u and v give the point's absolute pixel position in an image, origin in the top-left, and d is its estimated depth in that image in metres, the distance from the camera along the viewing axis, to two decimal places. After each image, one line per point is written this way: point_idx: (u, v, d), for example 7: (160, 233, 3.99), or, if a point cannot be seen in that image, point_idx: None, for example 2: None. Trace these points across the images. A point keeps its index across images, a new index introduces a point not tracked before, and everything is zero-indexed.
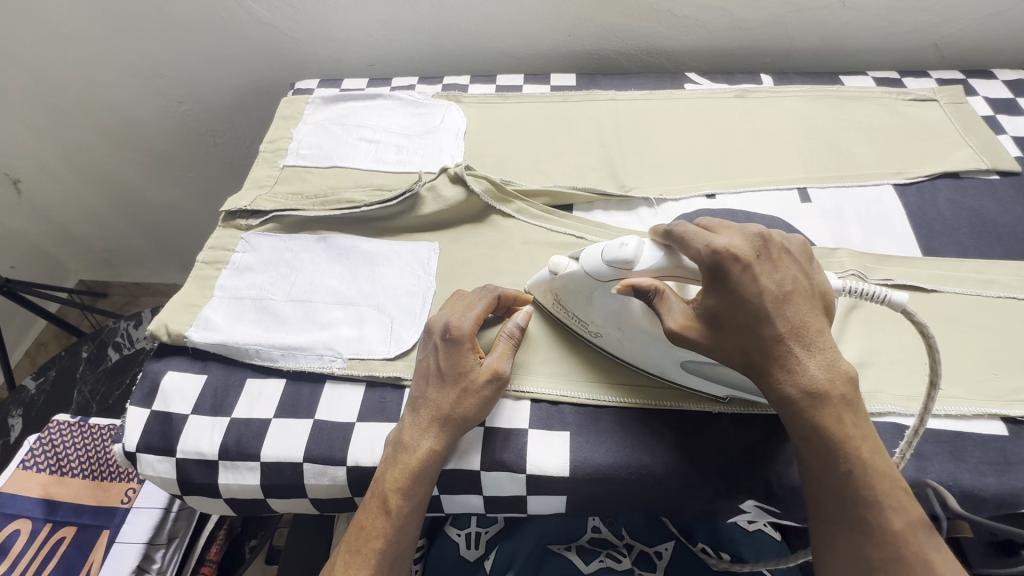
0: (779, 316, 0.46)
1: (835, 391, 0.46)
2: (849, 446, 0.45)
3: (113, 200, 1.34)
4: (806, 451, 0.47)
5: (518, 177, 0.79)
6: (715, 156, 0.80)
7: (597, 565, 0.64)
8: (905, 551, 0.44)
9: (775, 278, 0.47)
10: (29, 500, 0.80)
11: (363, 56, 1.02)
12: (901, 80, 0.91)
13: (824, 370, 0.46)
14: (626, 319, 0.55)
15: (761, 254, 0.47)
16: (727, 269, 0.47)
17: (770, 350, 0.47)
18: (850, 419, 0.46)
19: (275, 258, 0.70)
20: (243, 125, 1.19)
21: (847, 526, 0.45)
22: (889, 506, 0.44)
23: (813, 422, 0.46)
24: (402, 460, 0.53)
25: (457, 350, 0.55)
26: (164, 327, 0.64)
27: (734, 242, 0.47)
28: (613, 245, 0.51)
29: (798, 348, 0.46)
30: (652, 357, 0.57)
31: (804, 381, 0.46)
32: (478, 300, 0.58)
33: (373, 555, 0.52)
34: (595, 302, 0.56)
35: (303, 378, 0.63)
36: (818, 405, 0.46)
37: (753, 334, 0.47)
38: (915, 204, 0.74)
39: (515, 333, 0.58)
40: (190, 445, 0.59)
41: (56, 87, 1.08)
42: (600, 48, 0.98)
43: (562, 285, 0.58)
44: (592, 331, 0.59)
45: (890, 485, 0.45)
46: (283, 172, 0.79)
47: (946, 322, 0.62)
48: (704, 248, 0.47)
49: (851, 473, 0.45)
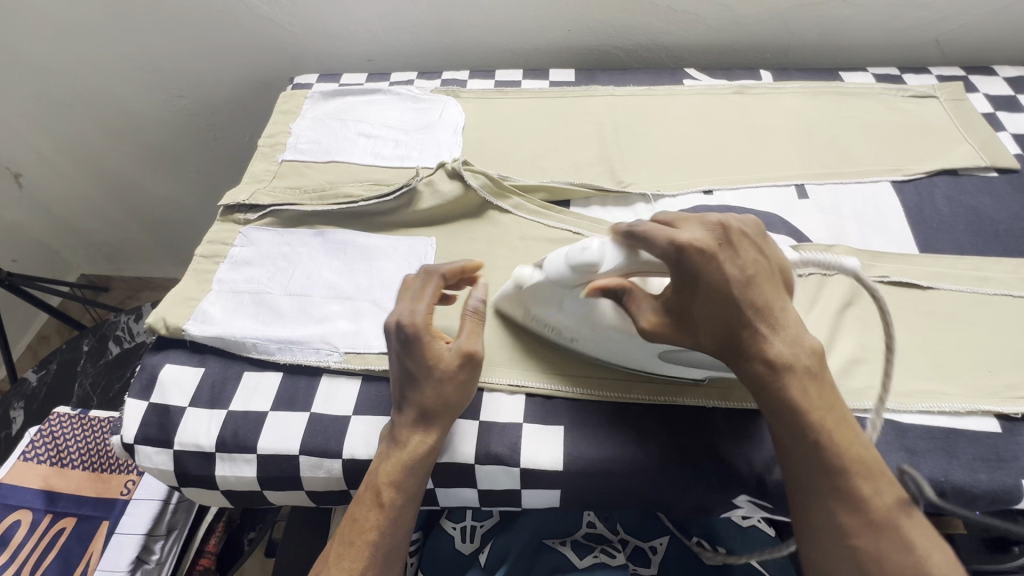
0: (744, 299, 0.46)
1: (799, 363, 0.46)
2: (815, 417, 0.46)
3: (113, 193, 1.34)
4: (776, 429, 0.47)
5: (516, 173, 0.79)
6: (712, 153, 0.80)
7: (590, 560, 0.64)
8: (874, 516, 0.44)
9: (738, 263, 0.46)
10: (30, 492, 0.80)
11: (363, 51, 1.02)
12: (901, 77, 0.90)
13: (788, 344, 0.46)
14: (597, 321, 0.55)
15: (723, 242, 0.46)
16: (692, 262, 0.45)
17: (738, 330, 0.46)
18: (814, 390, 0.46)
19: (273, 252, 0.71)
20: (243, 119, 1.19)
21: (816, 495, 0.45)
22: (859, 476, 0.45)
23: (781, 398, 0.46)
24: (396, 457, 0.54)
25: (418, 345, 0.54)
26: (162, 320, 0.65)
27: (698, 235, 0.45)
28: (575, 249, 0.51)
29: (763, 326, 0.46)
30: (628, 353, 0.57)
31: (769, 356, 0.46)
32: (426, 285, 0.56)
33: (367, 548, 0.52)
34: (565, 307, 0.56)
35: (299, 371, 0.63)
36: (782, 377, 0.46)
37: (720, 317, 0.46)
38: (914, 202, 0.74)
39: (479, 308, 0.56)
40: (187, 438, 0.60)
41: (56, 79, 1.09)
42: (600, 43, 0.98)
43: (531, 294, 0.58)
44: (567, 336, 0.59)
45: (858, 451, 0.45)
46: (281, 167, 0.79)
47: (940, 319, 0.62)
48: (669, 245, 0.45)
49: (819, 446, 0.45)
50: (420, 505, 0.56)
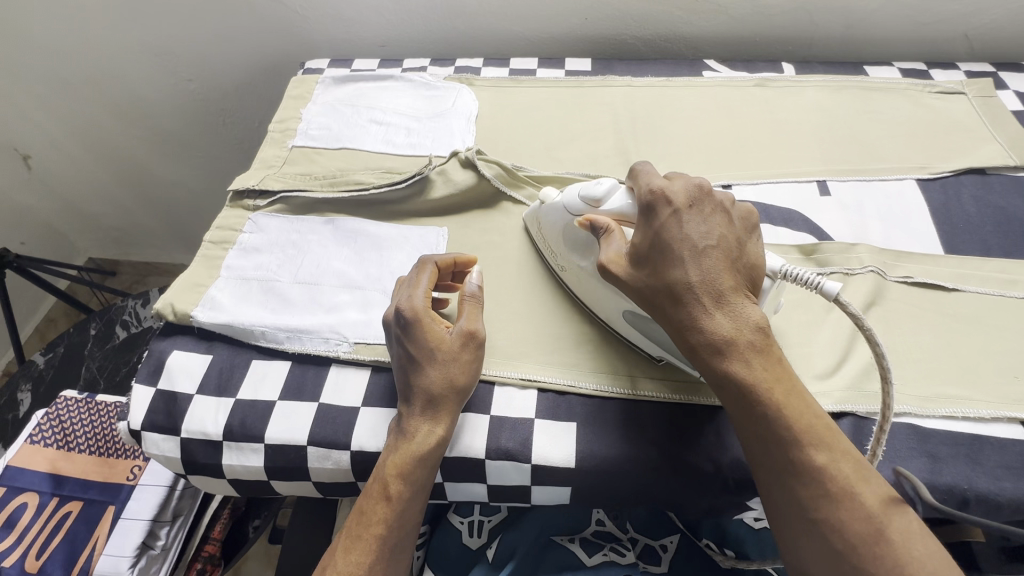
0: (696, 265, 0.46)
1: (744, 338, 0.45)
2: (761, 388, 0.45)
3: (121, 177, 1.34)
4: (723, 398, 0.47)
5: (530, 163, 0.77)
6: (731, 146, 0.78)
7: (599, 559, 0.63)
8: (830, 486, 0.43)
9: (701, 229, 0.47)
10: (36, 474, 0.80)
11: (375, 37, 1.00)
12: (928, 72, 0.87)
13: (733, 313, 0.46)
14: (585, 256, 0.58)
15: (691, 205, 0.48)
16: (657, 211, 0.49)
17: (683, 298, 0.46)
18: (762, 363, 0.45)
19: (282, 239, 0.70)
20: (253, 104, 1.18)
21: (767, 463, 0.45)
22: (807, 447, 0.44)
23: (722, 366, 0.45)
24: (405, 448, 0.52)
25: (418, 328, 0.54)
26: (170, 306, 0.64)
27: (670, 189, 0.49)
28: (590, 184, 0.56)
29: (709, 297, 0.46)
30: (602, 302, 0.59)
31: (713, 323, 0.45)
32: (420, 273, 0.57)
33: (373, 541, 0.52)
34: (563, 236, 0.60)
35: (308, 361, 0.62)
36: (725, 348, 0.45)
37: (668, 281, 0.47)
38: (939, 201, 0.72)
39: (477, 293, 0.57)
40: (194, 425, 0.59)
41: (65, 62, 1.08)
42: (617, 32, 0.96)
43: (544, 216, 0.63)
44: (559, 265, 0.63)
45: (809, 423, 0.45)
46: (292, 153, 0.78)
47: (965, 322, 0.60)
48: (646, 189, 0.50)
49: (763, 417, 0.45)
50: (428, 499, 0.55)
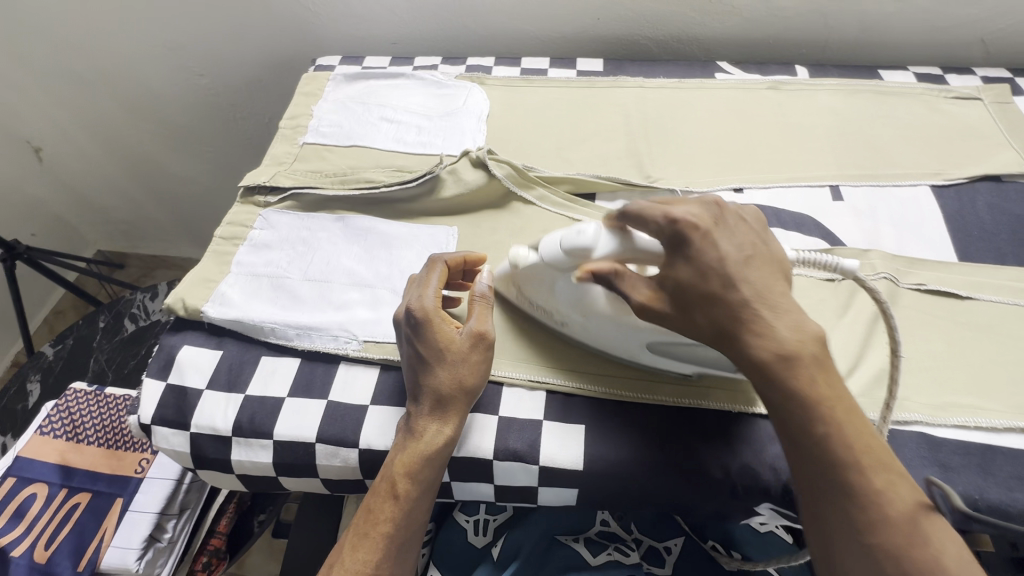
0: (744, 280, 0.44)
1: (807, 351, 0.43)
2: (823, 406, 0.42)
3: (131, 171, 1.34)
4: (783, 422, 0.44)
5: (541, 164, 0.77)
6: (743, 149, 0.77)
7: (603, 558, 0.63)
8: (895, 515, 0.40)
9: (735, 243, 0.45)
10: (46, 465, 0.81)
11: (387, 35, 1.00)
12: (943, 77, 0.86)
13: (791, 328, 0.43)
14: (588, 306, 0.54)
15: (719, 221, 0.46)
16: (687, 237, 0.44)
17: (739, 315, 0.43)
18: (823, 379, 0.43)
19: (293, 236, 0.70)
20: (263, 100, 1.18)
21: (827, 491, 0.42)
22: (871, 471, 0.41)
23: (788, 385, 0.43)
24: (413, 447, 0.52)
25: (429, 329, 0.53)
26: (181, 301, 0.64)
27: (692, 210, 0.45)
28: (571, 233, 0.49)
29: (767, 311, 0.43)
30: (620, 342, 0.56)
31: (776, 343, 0.43)
32: (429, 272, 0.56)
33: (379, 540, 0.51)
34: (557, 291, 0.55)
35: (317, 358, 0.62)
36: (789, 365, 0.42)
37: (723, 302, 0.43)
38: (953, 207, 0.71)
39: (486, 293, 0.57)
40: (203, 420, 0.59)
41: (78, 56, 1.09)
42: (629, 33, 0.95)
43: (525, 276, 0.56)
44: (559, 320, 0.58)
45: (869, 442, 0.42)
46: (302, 150, 0.78)
47: (978, 331, 0.60)
48: (663, 219, 0.45)
49: (826, 439, 0.42)
50: (435, 499, 0.55)
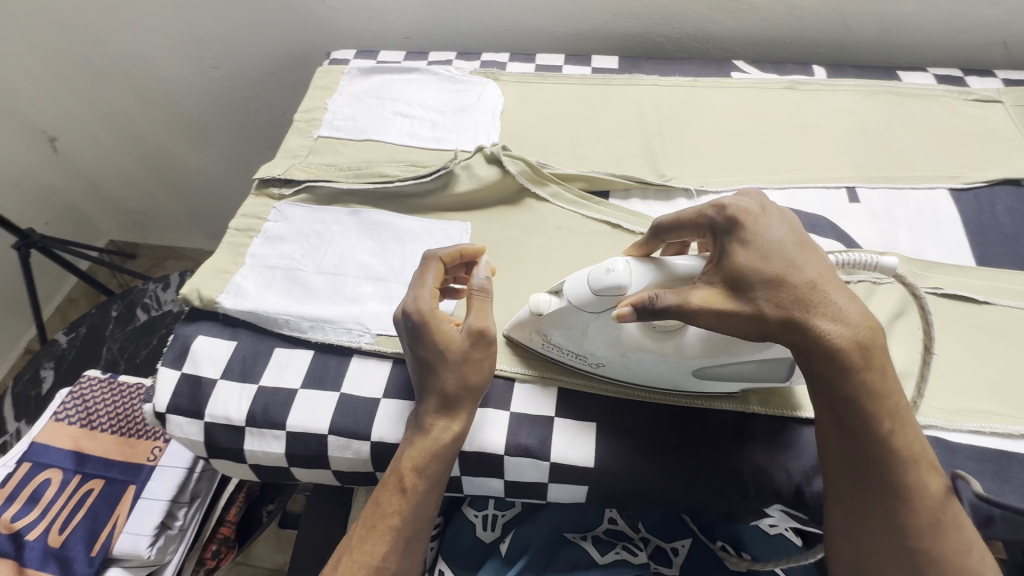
0: (809, 266, 0.43)
1: (877, 341, 0.43)
2: (890, 402, 0.43)
3: (145, 161, 1.35)
4: (852, 415, 0.43)
5: (555, 161, 0.77)
6: (758, 150, 0.77)
7: (612, 557, 0.63)
8: (937, 514, 0.43)
9: (790, 227, 0.45)
10: (60, 451, 0.82)
11: (401, 29, 1.00)
12: (963, 79, 0.85)
13: (860, 315, 0.42)
14: (626, 343, 0.52)
15: (769, 209, 0.46)
16: (742, 223, 0.45)
17: (812, 301, 0.42)
18: (889, 371, 0.43)
19: (307, 229, 0.70)
20: (276, 93, 1.18)
21: (884, 490, 0.43)
22: (923, 472, 0.43)
23: (862, 378, 0.42)
24: (421, 443, 0.53)
25: (428, 330, 0.53)
26: (196, 292, 0.65)
27: (743, 201, 0.47)
28: (599, 271, 0.48)
29: (840, 296, 0.42)
30: (663, 372, 0.54)
31: (849, 328, 0.42)
32: (425, 272, 0.56)
33: (387, 532, 0.52)
34: (590, 333, 0.53)
35: (330, 350, 0.63)
36: (865, 354, 0.42)
37: (792, 286, 0.43)
38: (971, 211, 0.70)
39: (485, 285, 0.54)
40: (217, 410, 0.60)
41: (94, 45, 1.09)
42: (645, 30, 0.94)
43: (551, 322, 0.54)
44: (593, 362, 0.56)
45: (921, 442, 0.44)
46: (317, 143, 0.78)
47: (995, 336, 0.59)
48: (717, 211, 0.47)
49: (891, 437, 0.43)
50: (443, 491, 0.55)
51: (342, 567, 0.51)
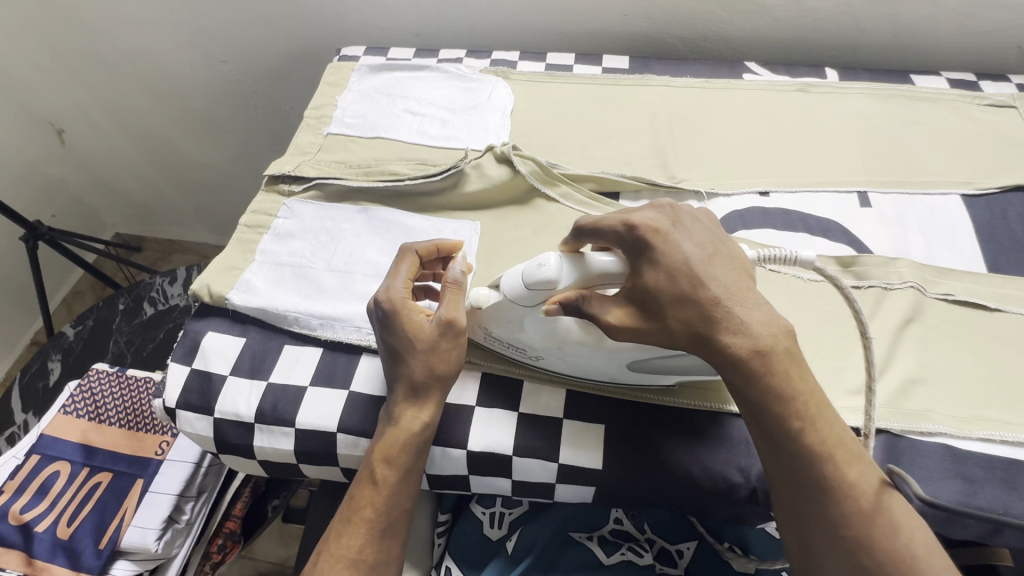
0: (711, 278, 0.44)
1: (779, 345, 0.43)
2: (795, 402, 0.44)
3: (151, 154, 1.35)
4: (759, 418, 0.45)
5: (565, 161, 0.77)
6: (770, 152, 0.76)
7: (617, 558, 0.64)
8: (864, 503, 0.43)
9: (695, 241, 0.46)
10: (68, 444, 0.82)
11: (411, 26, 1.00)
12: (977, 83, 0.85)
13: (763, 324, 0.43)
14: (560, 337, 0.52)
15: (676, 224, 0.47)
16: (649, 243, 0.45)
17: (712, 315, 0.43)
18: (794, 370, 0.44)
19: (316, 226, 0.70)
20: (285, 88, 1.18)
21: (804, 484, 0.44)
22: (841, 464, 0.44)
23: (764, 380, 0.43)
24: (390, 434, 0.53)
25: (397, 319, 0.53)
26: (206, 288, 0.65)
27: (650, 216, 0.47)
28: (532, 266, 0.48)
29: (738, 307, 0.43)
30: (599, 365, 0.55)
31: (750, 338, 0.43)
32: (400, 263, 0.56)
33: (363, 525, 0.51)
34: (526, 327, 0.53)
35: (340, 348, 0.63)
36: (766, 359, 0.43)
37: (694, 303, 0.43)
38: (984, 217, 0.70)
39: (460, 279, 0.54)
40: (227, 406, 0.60)
41: (102, 38, 1.09)
42: (657, 30, 0.94)
43: (487, 317, 0.54)
44: (532, 354, 0.56)
45: (838, 436, 0.44)
46: (327, 140, 0.78)
47: (1006, 344, 0.59)
48: (622, 227, 0.46)
49: (800, 434, 0.44)
50: (418, 484, 0.55)
51: (321, 564, 0.51)
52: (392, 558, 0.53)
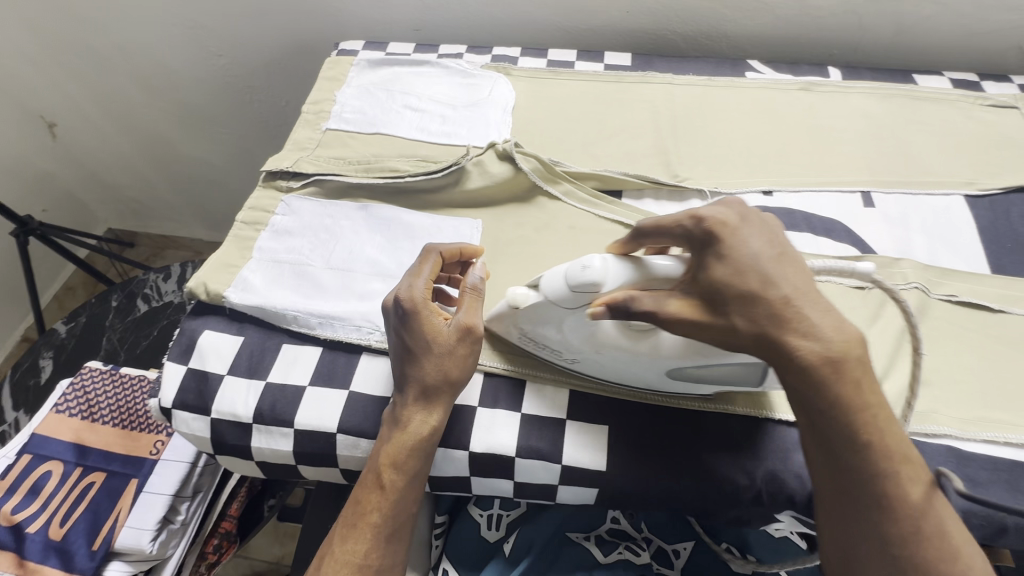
0: (783, 278, 0.42)
1: (852, 355, 0.42)
2: (864, 414, 0.42)
3: (145, 149, 1.33)
4: (823, 428, 0.43)
5: (567, 159, 0.76)
6: (773, 151, 0.76)
7: (615, 557, 0.64)
8: (922, 521, 0.43)
9: (765, 240, 0.44)
10: (61, 444, 0.81)
11: (411, 21, 0.98)
12: (979, 83, 0.85)
13: (833, 329, 0.42)
14: (600, 341, 0.51)
15: (748, 221, 0.44)
16: (717, 238, 0.43)
17: (783, 317, 0.42)
18: (865, 383, 0.42)
19: (315, 223, 0.69)
20: (281, 83, 1.17)
21: (863, 500, 0.43)
22: (903, 480, 0.43)
23: (834, 391, 0.42)
24: (397, 438, 0.52)
25: (417, 320, 0.52)
26: (203, 286, 0.64)
27: (720, 211, 0.45)
28: (574, 267, 0.48)
29: (811, 311, 0.42)
30: (637, 372, 0.54)
31: (821, 344, 0.41)
32: (422, 263, 0.55)
33: (368, 530, 0.51)
34: (568, 327, 0.52)
35: (340, 348, 0.62)
36: (838, 369, 0.42)
37: (763, 301, 0.42)
38: (986, 218, 0.70)
39: (479, 284, 0.54)
40: (224, 406, 0.59)
41: (96, 31, 1.07)
42: (659, 27, 0.93)
43: (529, 316, 0.54)
44: (569, 357, 0.56)
45: (903, 452, 0.43)
46: (325, 136, 0.77)
47: (1011, 345, 0.59)
48: (689, 220, 0.45)
49: (867, 448, 0.42)
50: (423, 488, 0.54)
51: (324, 567, 0.51)
52: (395, 563, 0.53)
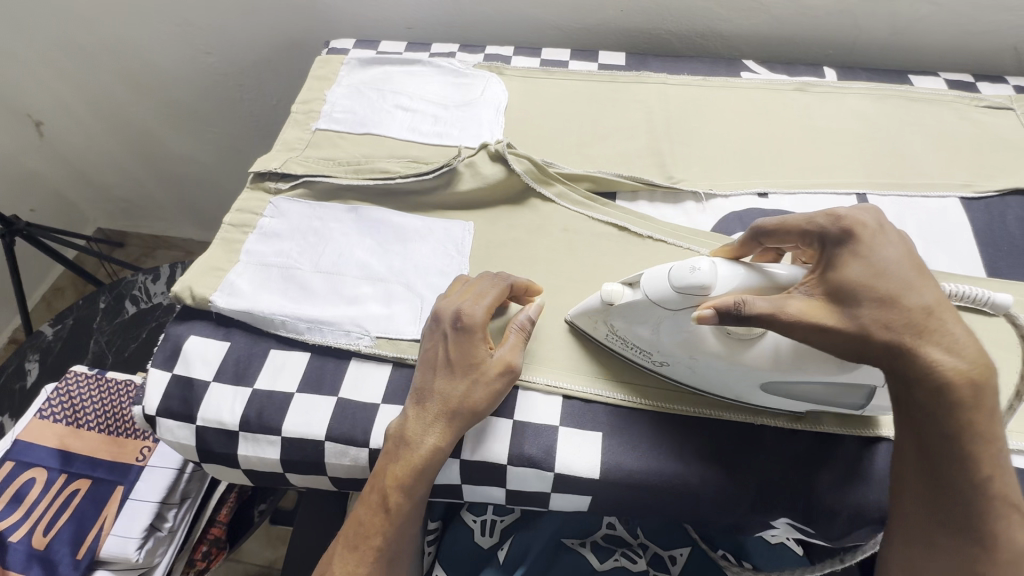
0: (923, 289, 0.42)
1: (988, 384, 0.41)
2: (990, 447, 0.41)
3: (134, 148, 1.31)
4: (945, 455, 0.41)
5: (561, 160, 0.75)
6: (768, 153, 0.75)
7: (610, 564, 0.63)
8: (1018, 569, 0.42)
9: (902, 249, 0.43)
10: (45, 450, 0.79)
11: (402, 18, 0.97)
12: (975, 84, 0.84)
13: (972, 347, 0.41)
14: (697, 346, 0.50)
15: (887, 227, 0.44)
16: (857, 236, 0.43)
17: (921, 327, 0.40)
18: (994, 416, 0.41)
19: (303, 225, 0.68)
20: (272, 82, 1.15)
21: (964, 534, 0.42)
22: (1010, 526, 0.42)
23: (965, 419, 0.40)
24: (406, 458, 0.51)
25: (468, 341, 0.53)
26: (188, 290, 0.62)
27: (861, 213, 0.44)
28: (684, 268, 0.46)
29: (954, 325, 0.41)
30: (725, 381, 0.52)
31: (960, 361, 0.40)
32: (489, 286, 0.56)
33: (370, 551, 0.52)
34: (664, 328, 0.51)
35: (328, 353, 0.61)
36: (974, 396, 0.40)
37: (901, 307, 0.41)
38: (982, 221, 0.70)
39: (527, 325, 0.56)
40: (210, 413, 0.58)
41: (82, 28, 1.05)
42: (653, 26, 0.92)
43: (623, 314, 0.52)
44: (657, 359, 0.55)
45: (1016, 497, 0.42)
46: (315, 136, 0.76)
47: (1009, 350, 0.58)
48: (825, 218, 0.45)
49: (988, 482, 0.41)
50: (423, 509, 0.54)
51: None
52: None
